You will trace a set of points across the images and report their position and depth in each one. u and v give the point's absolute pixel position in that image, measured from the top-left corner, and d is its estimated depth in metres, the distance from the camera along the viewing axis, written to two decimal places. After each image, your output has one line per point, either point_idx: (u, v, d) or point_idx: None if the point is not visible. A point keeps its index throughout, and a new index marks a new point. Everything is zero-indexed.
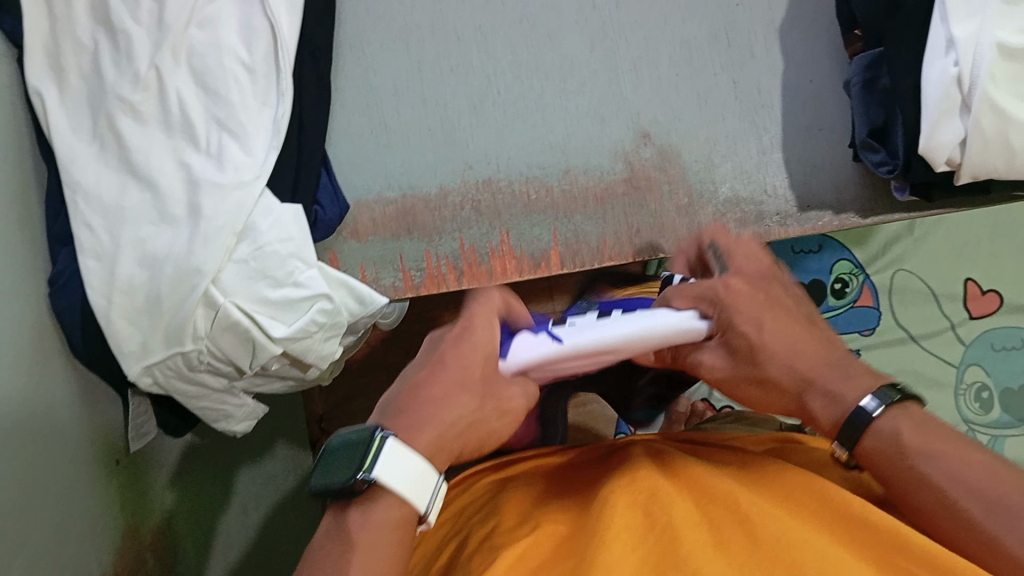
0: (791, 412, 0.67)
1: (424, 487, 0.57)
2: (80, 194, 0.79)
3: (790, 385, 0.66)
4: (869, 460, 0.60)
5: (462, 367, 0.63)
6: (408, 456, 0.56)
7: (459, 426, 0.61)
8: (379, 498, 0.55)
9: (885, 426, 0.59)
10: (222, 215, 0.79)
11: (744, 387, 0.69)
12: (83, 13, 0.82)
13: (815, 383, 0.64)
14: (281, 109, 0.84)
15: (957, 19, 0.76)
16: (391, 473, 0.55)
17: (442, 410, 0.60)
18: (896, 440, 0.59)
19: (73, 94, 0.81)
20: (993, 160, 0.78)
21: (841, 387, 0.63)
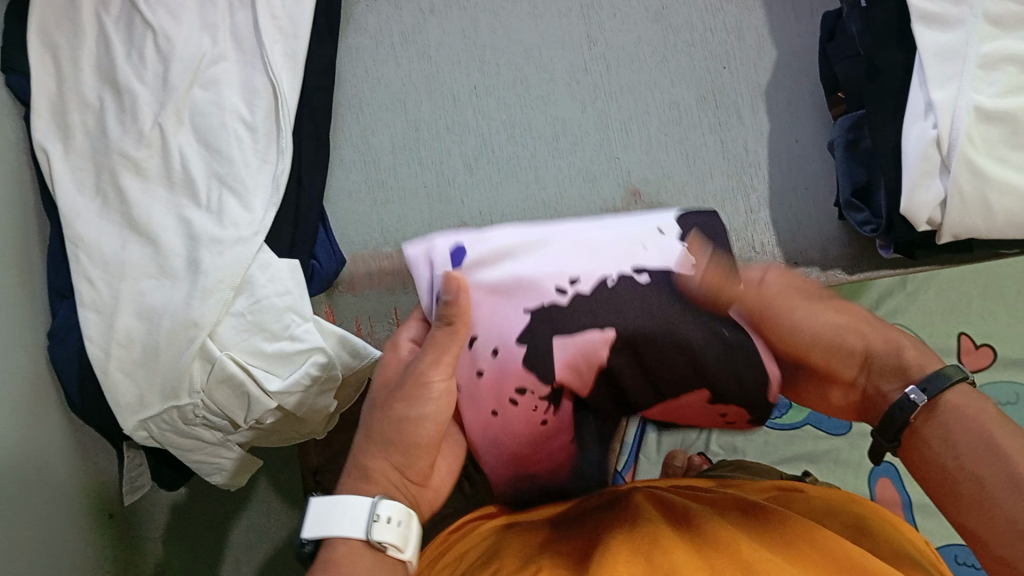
0: (870, 346, 0.66)
1: (359, 516, 0.58)
2: (81, 249, 0.81)
3: (854, 323, 0.68)
4: (935, 426, 0.58)
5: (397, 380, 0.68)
6: (333, 502, 0.58)
7: (389, 435, 0.64)
8: (331, 544, 0.58)
9: (964, 395, 0.58)
10: (220, 269, 0.80)
11: (819, 313, 0.69)
12: (90, 74, 0.85)
13: (891, 334, 0.66)
14: (280, 166, 0.86)
15: (934, 84, 0.78)
16: (321, 525, 0.58)
17: (381, 424, 0.64)
18: (979, 414, 0.57)
19: (77, 150, 0.83)
20: (973, 221, 0.79)
21: (919, 355, 0.64)
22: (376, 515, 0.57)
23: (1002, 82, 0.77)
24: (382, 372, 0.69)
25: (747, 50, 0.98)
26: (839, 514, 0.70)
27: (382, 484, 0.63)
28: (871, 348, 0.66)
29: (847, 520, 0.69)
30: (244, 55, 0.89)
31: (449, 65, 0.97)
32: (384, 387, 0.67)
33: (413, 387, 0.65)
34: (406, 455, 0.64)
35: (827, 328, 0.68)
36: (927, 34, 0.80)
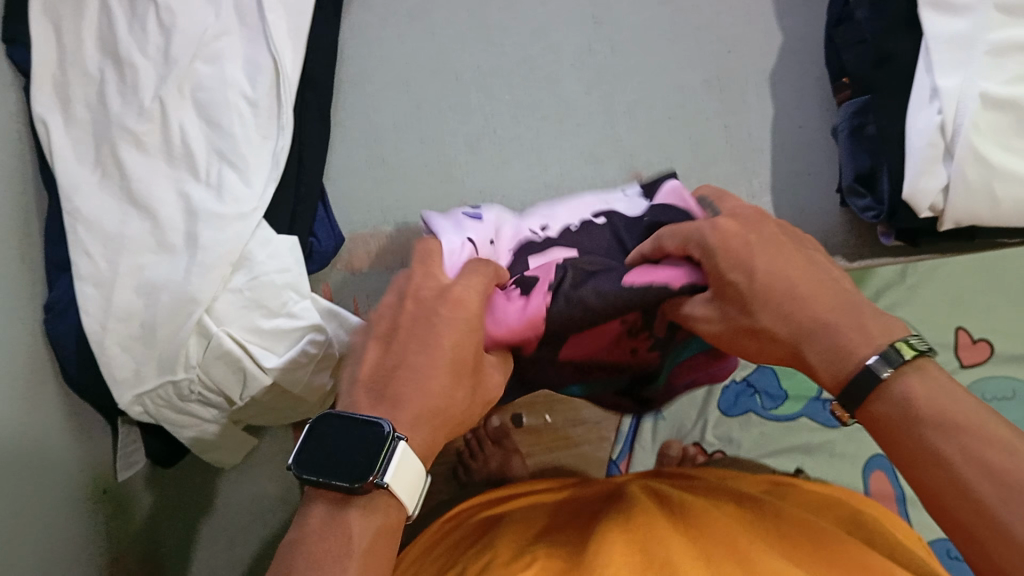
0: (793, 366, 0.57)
1: (413, 490, 0.52)
2: (80, 223, 0.80)
3: (771, 330, 0.56)
4: (879, 424, 0.52)
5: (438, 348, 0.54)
6: (413, 462, 0.51)
7: (423, 412, 0.53)
8: (373, 493, 0.51)
9: (908, 383, 0.50)
10: (220, 245, 0.80)
11: (767, 321, 0.56)
12: (91, 48, 0.85)
13: (803, 339, 0.54)
14: (282, 143, 0.86)
15: (943, 71, 0.77)
16: (400, 482, 0.50)
17: (415, 385, 0.53)
18: (928, 400, 0.49)
19: (78, 123, 0.83)
20: (978, 208, 0.78)
21: (832, 339, 0.53)
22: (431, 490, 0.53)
23: (1013, 71, 0.75)
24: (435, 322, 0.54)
25: (754, 35, 0.97)
26: (834, 509, 0.70)
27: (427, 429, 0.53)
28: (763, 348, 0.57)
29: (842, 515, 0.69)
30: (247, 30, 0.88)
31: (454, 43, 0.96)
32: (452, 353, 0.54)
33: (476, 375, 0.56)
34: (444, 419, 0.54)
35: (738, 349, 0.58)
36: (937, 22, 0.78)
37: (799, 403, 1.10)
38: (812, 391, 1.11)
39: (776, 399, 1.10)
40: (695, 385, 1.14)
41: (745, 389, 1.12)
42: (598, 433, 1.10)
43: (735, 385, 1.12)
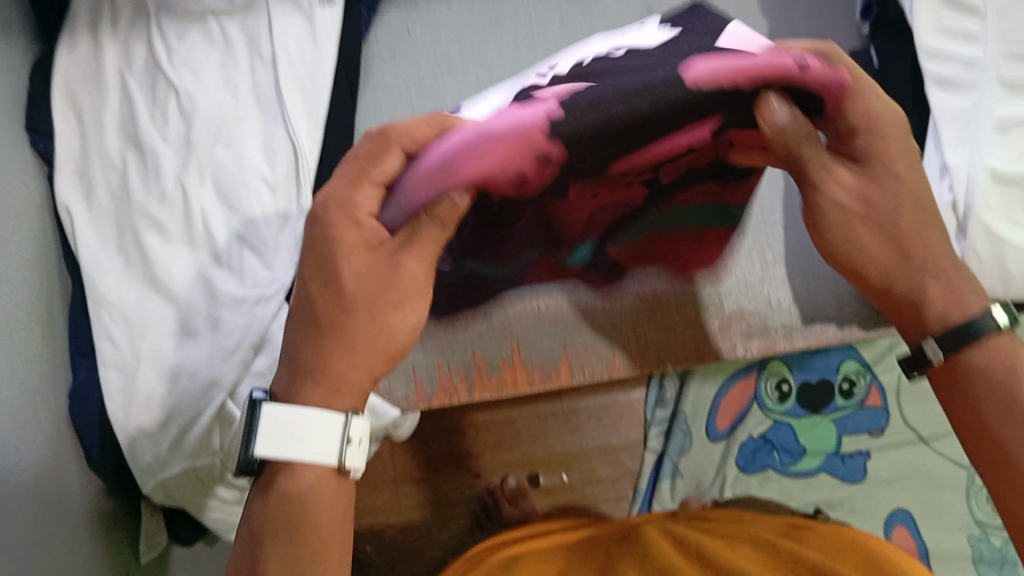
0: (899, 291, 0.60)
1: (326, 441, 0.55)
2: (104, 309, 0.83)
3: (909, 241, 0.58)
4: (951, 376, 0.59)
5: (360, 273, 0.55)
6: (295, 416, 0.54)
7: (370, 349, 0.56)
8: (287, 465, 0.56)
9: (997, 349, 0.58)
10: (238, 329, 0.83)
11: (858, 228, 0.58)
12: (113, 135, 0.87)
13: (929, 276, 0.59)
14: (301, 226, 0.85)
15: (951, 148, 0.70)
16: (283, 442, 0.54)
17: (334, 343, 0.55)
18: (1007, 371, 0.57)
19: (100, 210, 0.86)
20: (992, 286, 0.71)
21: (952, 285, 0.59)
22: (346, 438, 0.56)
23: (1017, 147, 0.70)
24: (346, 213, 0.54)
25: None
26: (857, 550, 0.67)
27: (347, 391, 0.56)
28: (878, 256, 0.59)
29: (862, 554, 0.66)
30: (266, 111, 0.87)
31: None
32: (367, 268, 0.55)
33: (392, 285, 0.55)
34: (367, 353, 0.56)
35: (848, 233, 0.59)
36: (944, 99, 0.71)
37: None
38: (831, 445, 1.12)
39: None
40: (713, 446, 1.11)
41: (768, 448, 1.08)
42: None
43: (760, 444, 1.07)
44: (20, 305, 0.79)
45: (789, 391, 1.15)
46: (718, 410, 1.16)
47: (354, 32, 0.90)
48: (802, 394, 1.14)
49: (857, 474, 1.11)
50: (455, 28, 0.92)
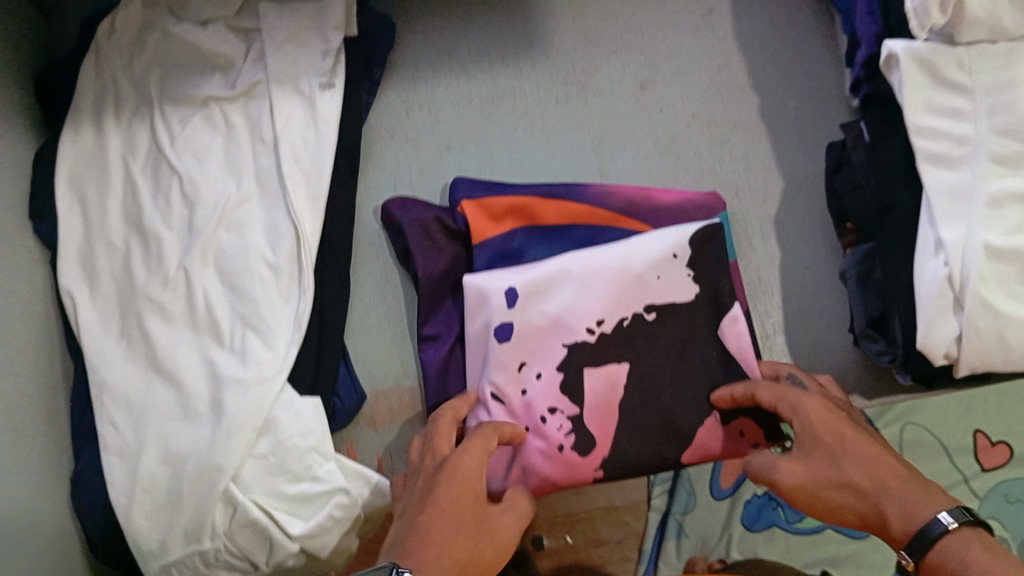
0: (862, 512, 0.60)
1: None
2: (106, 393, 0.83)
3: (851, 471, 0.61)
4: (926, 574, 0.55)
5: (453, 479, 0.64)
6: None
7: (462, 558, 0.60)
8: None
9: (961, 539, 0.53)
10: (244, 410, 0.82)
11: (817, 437, 0.63)
12: (117, 221, 0.88)
13: (881, 495, 0.59)
14: (302, 306, 0.86)
15: (945, 221, 0.71)
16: None
17: (435, 521, 0.61)
18: (960, 561, 0.52)
19: (103, 295, 0.86)
20: (993, 356, 0.71)
21: (911, 496, 0.57)
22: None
23: (1013, 220, 0.69)
24: (452, 477, 0.64)
25: (753, 179, 0.91)
26: None
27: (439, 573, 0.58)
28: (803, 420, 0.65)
29: None
30: (267, 195, 0.89)
31: None
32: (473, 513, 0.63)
33: (474, 487, 0.64)
34: (460, 559, 0.59)
35: (811, 495, 0.62)
36: (934, 174, 0.72)
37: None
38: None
39: (799, 512, 0.92)
40: (716, 502, 0.95)
41: (767, 502, 0.93)
42: (620, 554, 0.94)
43: (755, 497, 0.93)
44: (21, 395, 0.78)
45: None
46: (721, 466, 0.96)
47: (357, 115, 0.92)
48: None
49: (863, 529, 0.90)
50: (453, 110, 0.95)
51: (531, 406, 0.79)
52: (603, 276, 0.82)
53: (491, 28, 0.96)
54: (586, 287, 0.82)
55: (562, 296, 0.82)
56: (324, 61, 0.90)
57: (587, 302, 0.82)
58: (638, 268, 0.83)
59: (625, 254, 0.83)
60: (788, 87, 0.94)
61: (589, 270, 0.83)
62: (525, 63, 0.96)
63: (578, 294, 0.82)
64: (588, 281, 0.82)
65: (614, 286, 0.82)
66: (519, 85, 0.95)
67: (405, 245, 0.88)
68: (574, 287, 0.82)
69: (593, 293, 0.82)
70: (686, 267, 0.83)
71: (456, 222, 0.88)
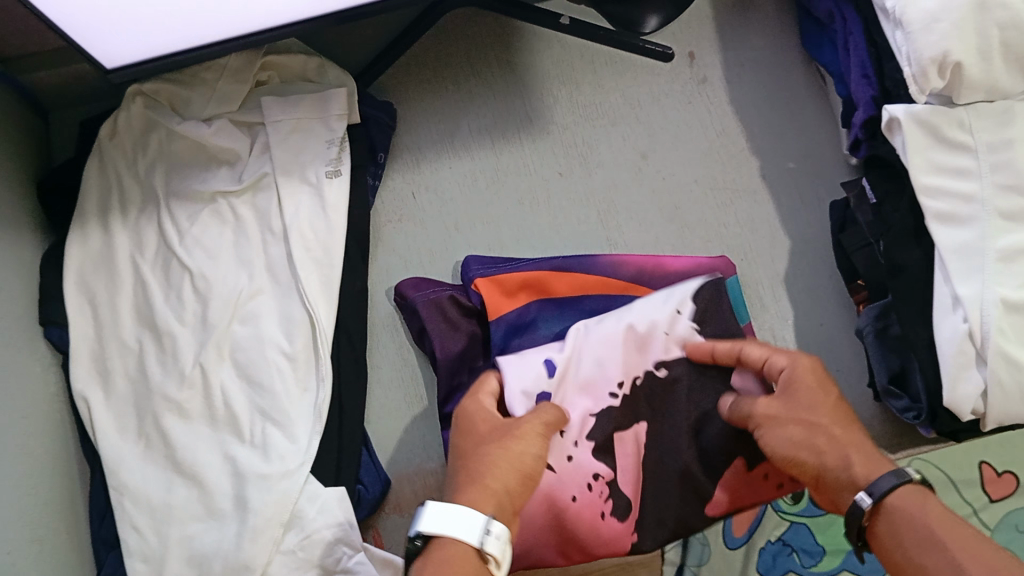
0: (823, 464, 0.63)
1: (470, 525, 0.59)
2: (126, 498, 0.81)
3: (824, 419, 0.65)
4: (878, 526, 0.60)
5: (473, 431, 0.68)
6: (446, 507, 0.60)
7: (506, 466, 0.63)
8: (437, 544, 0.59)
9: (903, 497, 0.59)
10: (269, 506, 0.80)
11: (794, 400, 0.67)
12: (128, 319, 0.87)
13: (847, 447, 0.63)
14: (321, 394, 0.85)
15: (959, 278, 0.72)
16: (435, 525, 0.59)
17: (483, 461, 0.64)
18: (919, 510, 0.58)
19: (118, 396, 0.85)
20: (1019, 409, 0.71)
21: (865, 458, 0.62)
22: (486, 529, 0.59)
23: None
24: (469, 424, 0.69)
25: (760, 241, 0.92)
26: None
27: (491, 493, 0.61)
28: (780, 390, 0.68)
29: None
30: (279, 286, 0.89)
31: None
32: (485, 434, 0.67)
33: (504, 433, 0.66)
34: (503, 470, 0.63)
35: (786, 441, 0.65)
36: (943, 234, 0.74)
37: (839, 557, 0.94)
38: (849, 542, 0.95)
39: (816, 556, 0.94)
40: (731, 552, 0.94)
41: (782, 548, 0.94)
42: None
43: (771, 544, 0.94)
44: (40, 507, 0.77)
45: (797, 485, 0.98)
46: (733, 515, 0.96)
47: (364, 200, 0.93)
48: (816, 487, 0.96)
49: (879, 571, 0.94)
50: (459, 189, 0.96)
51: (570, 477, 0.75)
52: (616, 342, 0.80)
53: (490, 107, 0.98)
54: (604, 353, 0.79)
55: (584, 365, 0.79)
56: (330, 150, 0.91)
57: (606, 368, 0.79)
58: (646, 328, 0.81)
59: (633, 316, 0.81)
60: (785, 149, 0.96)
61: (602, 335, 0.80)
62: (527, 138, 0.97)
63: (598, 361, 0.79)
64: (604, 349, 0.80)
65: (629, 352, 0.80)
66: (523, 161, 0.96)
67: (422, 326, 0.88)
68: (592, 356, 0.79)
69: (612, 360, 0.79)
70: (690, 322, 0.82)
71: (471, 300, 0.88)
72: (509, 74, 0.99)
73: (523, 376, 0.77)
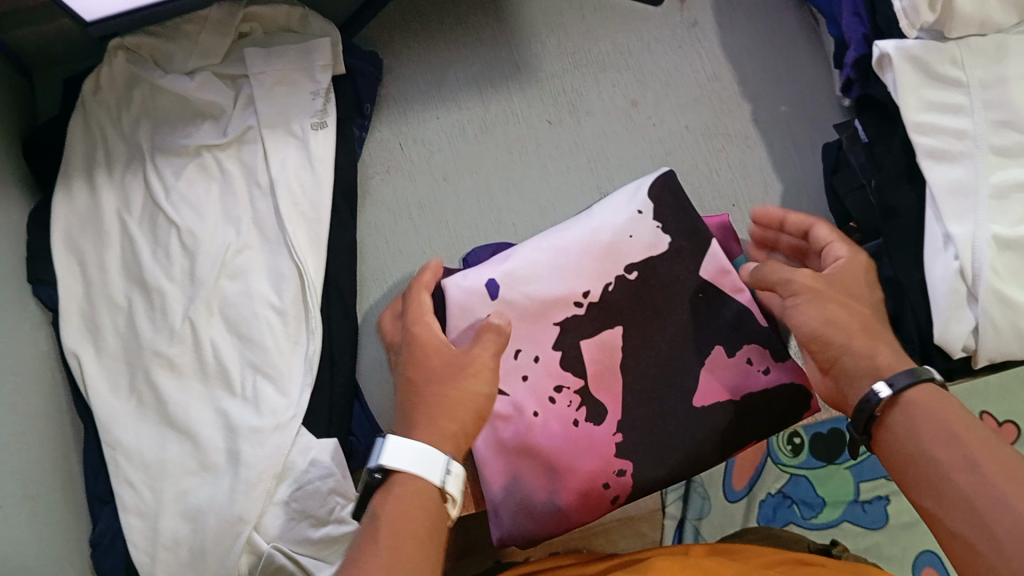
0: (851, 347, 0.59)
1: (431, 465, 0.56)
2: (119, 454, 0.81)
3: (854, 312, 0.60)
4: (892, 423, 0.55)
5: (425, 365, 0.62)
6: (408, 446, 0.56)
7: (458, 408, 0.59)
8: (393, 482, 0.56)
9: (925, 394, 0.54)
10: (262, 460, 0.80)
11: (844, 292, 0.62)
12: (117, 277, 0.86)
13: (878, 343, 0.58)
14: (312, 348, 0.85)
15: (951, 217, 0.71)
16: (397, 461, 0.56)
17: (431, 404, 0.59)
18: (935, 406, 0.54)
19: (109, 353, 0.85)
20: (1011, 347, 0.70)
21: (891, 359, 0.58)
22: (448, 468, 0.56)
23: (1017, 212, 0.70)
24: (419, 355, 0.63)
25: (753, 186, 0.91)
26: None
27: (446, 432, 0.58)
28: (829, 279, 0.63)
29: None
30: (268, 241, 0.88)
31: None
32: (436, 367, 0.61)
33: (462, 371, 0.61)
34: (455, 411, 0.59)
35: (817, 320, 0.61)
36: (936, 171, 0.73)
37: (840, 509, 0.94)
38: (850, 493, 0.94)
39: (815, 509, 0.94)
40: (730, 505, 0.96)
41: (782, 500, 0.95)
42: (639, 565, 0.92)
43: (770, 497, 0.95)
44: (36, 467, 0.77)
45: (803, 443, 0.94)
46: (733, 469, 0.96)
47: (351, 152, 0.92)
48: (817, 445, 0.95)
49: (880, 521, 0.92)
50: (447, 139, 0.95)
51: (534, 387, 0.69)
52: (574, 246, 0.74)
53: (478, 56, 0.97)
54: (567, 256, 0.73)
55: (537, 273, 0.72)
56: (314, 102, 0.90)
57: (566, 276, 0.72)
58: (606, 230, 0.74)
59: (587, 222, 0.75)
60: (778, 92, 0.94)
61: (559, 248, 0.73)
62: (514, 86, 0.96)
63: (563, 270, 0.72)
64: (559, 253, 0.73)
65: (589, 255, 0.72)
66: (511, 109, 0.95)
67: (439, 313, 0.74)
68: (547, 259, 0.73)
69: (572, 263, 0.73)
70: (653, 221, 0.74)
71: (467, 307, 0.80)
72: (497, 22, 0.97)
73: (469, 291, 0.72)
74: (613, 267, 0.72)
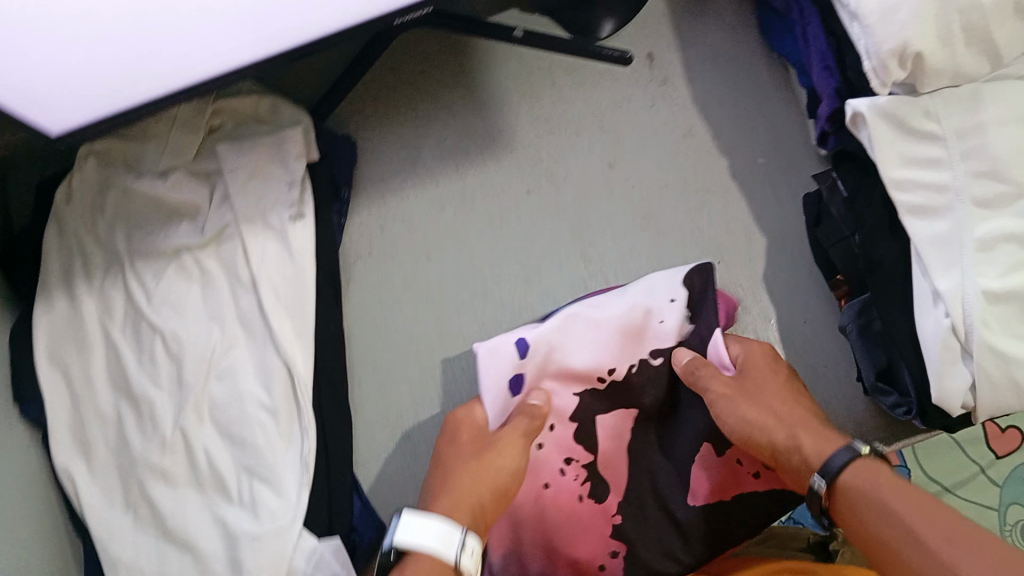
0: (776, 446, 0.71)
1: (444, 539, 0.65)
2: (120, 572, 0.79)
3: (780, 408, 0.72)
4: (837, 504, 0.65)
5: (458, 446, 0.75)
6: (424, 520, 0.65)
7: (479, 482, 0.71)
8: (408, 559, 0.65)
9: (858, 470, 0.64)
10: (264, 567, 0.79)
11: (769, 400, 0.74)
12: (104, 388, 0.84)
13: (798, 430, 0.70)
14: (307, 446, 0.83)
15: (937, 272, 0.71)
16: (415, 539, 0.65)
17: (460, 478, 0.72)
18: (869, 481, 0.63)
19: (100, 467, 0.83)
20: (1007, 400, 0.70)
21: (824, 439, 0.68)
22: (460, 544, 0.65)
23: (1005, 261, 0.69)
24: (455, 434, 0.76)
25: (737, 241, 0.91)
26: None
27: (466, 505, 0.70)
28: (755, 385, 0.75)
29: None
30: (253, 338, 0.87)
31: None
32: (470, 447, 0.75)
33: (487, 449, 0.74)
34: (477, 485, 0.71)
35: (740, 420, 0.73)
36: (918, 226, 0.72)
37: None
38: None
39: None
40: None
41: None
42: None
43: None
44: None
45: None
46: None
47: (333, 239, 0.91)
48: None
49: None
50: (428, 216, 0.94)
51: (549, 461, 0.80)
52: (607, 317, 0.81)
53: (453, 130, 0.96)
54: (601, 330, 0.81)
55: (572, 340, 0.81)
56: (291, 191, 0.89)
57: (596, 352, 0.81)
58: (640, 307, 0.82)
59: (624, 300, 0.82)
60: (754, 144, 0.94)
61: (592, 320, 0.81)
62: (490, 157, 0.95)
63: (595, 343, 0.81)
64: (595, 322, 0.81)
65: (618, 333, 0.81)
66: (489, 181, 0.94)
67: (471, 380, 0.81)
68: (582, 327, 0.81)
69: (601, 337, 0.81)
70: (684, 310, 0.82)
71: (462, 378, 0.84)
72: (468, 95, 0.97)
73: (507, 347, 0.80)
74: (637, 348, 0.82)
